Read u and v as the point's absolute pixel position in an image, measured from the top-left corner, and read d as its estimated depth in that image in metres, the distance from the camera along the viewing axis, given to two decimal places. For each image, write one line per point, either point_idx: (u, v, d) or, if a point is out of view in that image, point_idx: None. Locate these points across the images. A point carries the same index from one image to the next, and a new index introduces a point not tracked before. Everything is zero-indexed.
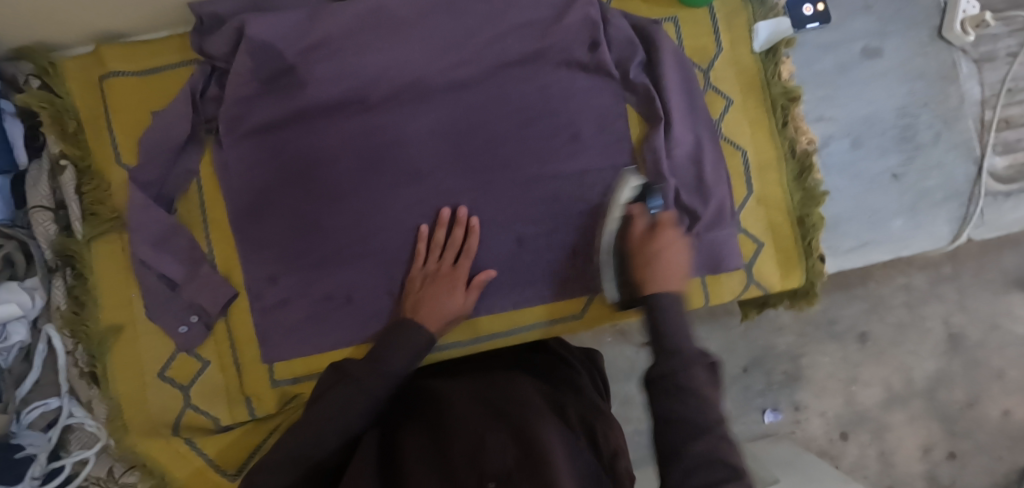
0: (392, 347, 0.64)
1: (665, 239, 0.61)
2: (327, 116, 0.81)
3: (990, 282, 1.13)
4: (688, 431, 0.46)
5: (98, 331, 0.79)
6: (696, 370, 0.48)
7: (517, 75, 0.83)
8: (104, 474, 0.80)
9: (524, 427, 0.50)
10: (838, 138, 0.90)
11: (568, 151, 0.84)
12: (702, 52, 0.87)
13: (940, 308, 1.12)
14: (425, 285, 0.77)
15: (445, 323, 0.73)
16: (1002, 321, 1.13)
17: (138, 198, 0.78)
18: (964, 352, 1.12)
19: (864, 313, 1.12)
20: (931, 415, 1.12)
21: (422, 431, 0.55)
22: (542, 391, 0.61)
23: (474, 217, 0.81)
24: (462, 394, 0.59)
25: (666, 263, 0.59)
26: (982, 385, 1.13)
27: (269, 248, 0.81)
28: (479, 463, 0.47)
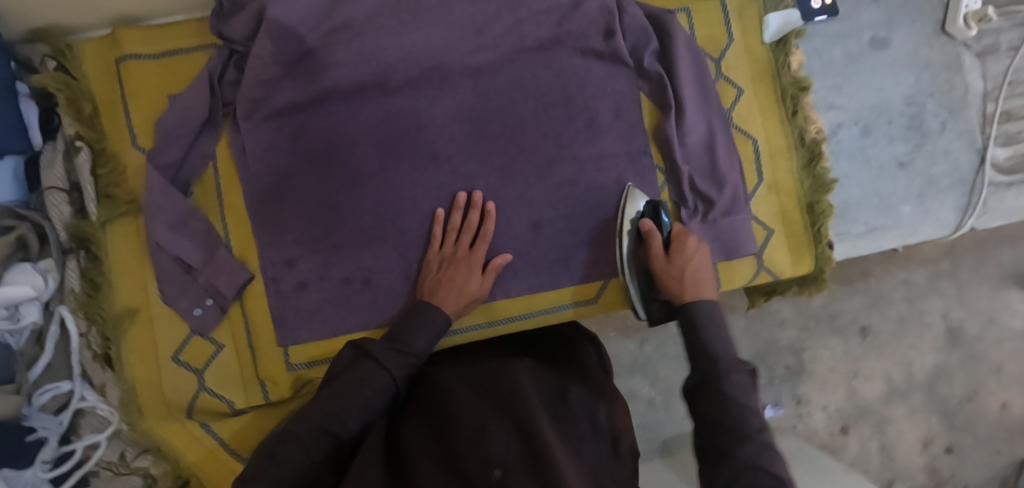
0: (419, 326, 0.68)
1: (692, 244, 0.75)
2: (346, 100, 0.82)
3: (988, 278, 1.15)
4: (731, 434, 0.56)
5: (113, 312, 0.79)
6: (738, 377, 0.59)
7: (534, 60, 0.85)
8: (115, 458, 0.79)
9: (526, 416, 0.53)
10: (848, 126, 0.91)
11: (583, 138, 0.85)
12: (714, 42, 0.88)
13: (939, 303, 1.14)
14: (441, 269, 0.78)
15: (462, 305, 0.75)
16: (1000, 315, 1.15)
17: (156, 180, 0.78)
18: (963, 346, 1.14)
19: (865, 307, 1.14)
20: (931, 409, 1.13)
21: (427, 420, 0.58)
22: (544, 375, 0.65)
23: (490, 201, 0.82)
24: (463, 383, 0.63)
25: (701, 263, 0.73)
26: (981, 379, 1.14)
27: (291, 229, 0.82)
28: (483, 448, 0.50)
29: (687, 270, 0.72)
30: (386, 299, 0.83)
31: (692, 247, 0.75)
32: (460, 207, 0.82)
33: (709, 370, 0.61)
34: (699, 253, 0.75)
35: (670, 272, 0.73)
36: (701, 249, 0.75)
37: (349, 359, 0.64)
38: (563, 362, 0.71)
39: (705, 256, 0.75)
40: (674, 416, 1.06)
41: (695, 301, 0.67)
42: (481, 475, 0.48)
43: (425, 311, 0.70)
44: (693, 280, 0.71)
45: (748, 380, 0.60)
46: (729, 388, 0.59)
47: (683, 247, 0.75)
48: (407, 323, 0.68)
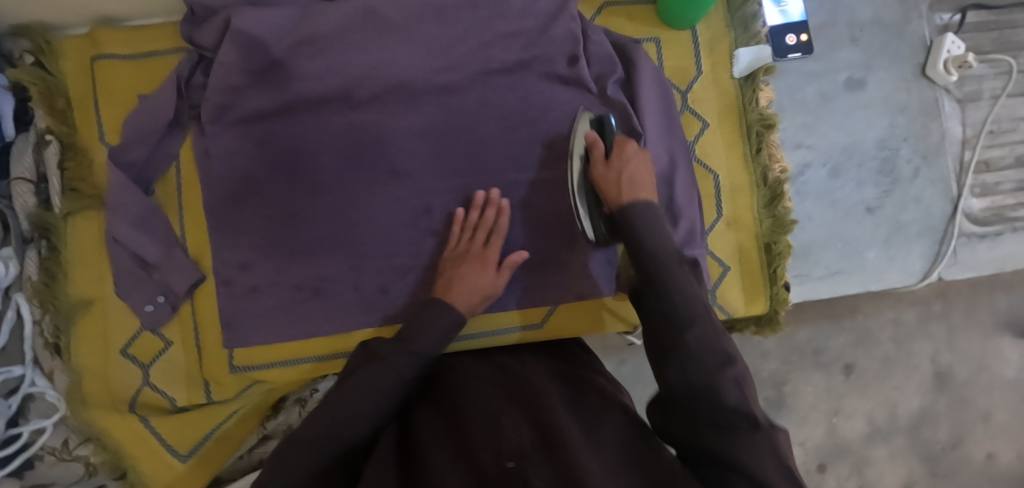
0: (430, 324, 0.67)
1: (631, 148, 0.73)
2: (312, 111, 0.82)
3: (980, 324, 1.12)
4: (679, 322, 0.55)
5: (68, 303, 0.80)
6: (676, 269, 0.59)
7: (500, 84, 0.83)
8: (58, 445, 0.81)
9: (543, 415, 0.51)
10: (815, 167, 0.90)
11: (547, 160, 0.85)
12: (683, 73, 0.88)
13: (928, 346, 1.11)
14: (455, 262, 0.79)
15: (477, 300, 0.75)
16: (990, 362, 1.12)
17: (118, 177, 0.79)
18: (951, 391, 1.11)
19: (851, 344, 1.10)
20: (913, 452, 1.10)
21: (443, 419, 0.57)
22: (568, 379, 0.63)
23: (505, 198, 0.82)
24: (477, 383, 0.62)
25: (639, 168, 0.72)
26: (967, 426, 1.11)
27: (247, 234, 0.81)
28: (496, 439, 0.49)
29: (625, 174, 0.70)
30: (334, 309, 0.83)
31: (631, 152, 0.73)
32: (476, 205, 0.81)
33: (649, 267, 0.60)
34: (639, 158, 0.73)
35: (607, 177, 0.71)
36: (642, 155, 0.73)
37: (358, 359, 0.65)
38: (585, 369, 0.69)
39: (645, 160, 0.73)
40: None
41: (631, 206, 0.66)
42: (495, 466, 0.45)
43: (433, 305, 0.71)
44: (629, 181, 0.70)
45: (686, 273, 0.60)
46: (671, 279, 0.58)
47: (622, 151, 0.73)
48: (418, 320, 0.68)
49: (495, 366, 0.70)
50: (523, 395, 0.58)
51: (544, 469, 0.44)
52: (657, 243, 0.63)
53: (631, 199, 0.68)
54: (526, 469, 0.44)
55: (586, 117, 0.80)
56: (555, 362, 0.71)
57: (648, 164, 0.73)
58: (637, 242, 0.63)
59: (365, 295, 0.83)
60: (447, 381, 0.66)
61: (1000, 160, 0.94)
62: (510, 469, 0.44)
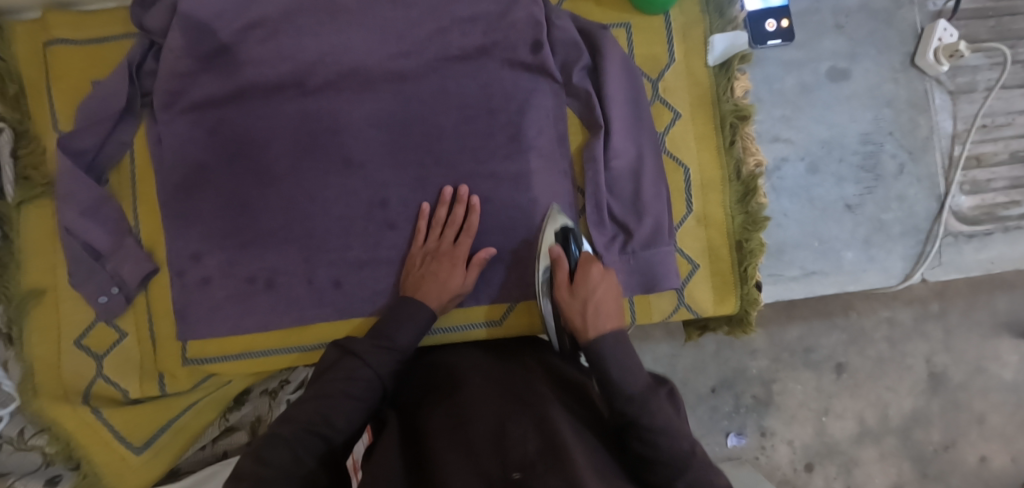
0: (403, 322, 0.69)
1: (596, 274, 0.70)
2: (266, 98, 0.81)
3: (979, 325, 1.07)
4: (667, 467, 0.52)
5: (20, 292, 0.80)
6: (658, 407, 0.56)
7: (459, 71, 0.81)
8: (14, 434, 0.78)
9: (545, 418, 0.52)
10: (792, 161, 0.86)
11: (507, 151, 0.82)
12: (654, 62, 0.83)
13: (923, 347, 1.07)
14: (424, 263, 0.78)
15: (444, 301, 0.75)
16: (987, 365, 1.07)
17: (66, 165, 0.77)
18: (945, 393, 1.06)
19: (843, 343, 1.07)
20: (904, 454, 1.06)
21: (445, 414, 0.57)
22: (566, 380, 0.64)
23: (474, 195, 0.80)
24: (479, 378, 0.62)
25: (604, 295, 0.68)
26: (960, 429, 1.07)
27: (198, 224, 0.81)
28: (503, 448, 0.48)
29: (587, 302, 0.67)
30: (286, 303, 0.81)
31: (595, 276, 0.70)
32: (445, 202, 0.80)
33: (629, 412, 0.56)
34: (604, 282, 0.70)
35: (569, 309, 0.68)
36: (605, 281, 0.70)
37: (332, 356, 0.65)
38: (578, 370, 0.70)
39: (609, 285, 0.69)
40: None
41: (598, 343, 0.62)
42: (500, 475, 0.46)
43: (416, 307, 0.71)
44: (594, 311, 0.66)
45: (664, 403, 0.57)
46: (653, 416, 0.55)
47: (586, 276, 0.69)
48: (392, 320, 0.69)
49: (490, 359, 0.70)
50: (520, 393, 0.58)
51: (547, 474, 0.44)
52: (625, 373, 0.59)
53: (594, 332, 0.64)
54: (531, 477, 0.44)
55: (553, 228, 0.78)
56: (549, 356, 0.71)
57: (613, 289, 0.69)
58: (607, 381, 0.59)
59: (320, 289, 0.82)
60: (441, 378, 0.66)
61: (994, 156, 0.89)
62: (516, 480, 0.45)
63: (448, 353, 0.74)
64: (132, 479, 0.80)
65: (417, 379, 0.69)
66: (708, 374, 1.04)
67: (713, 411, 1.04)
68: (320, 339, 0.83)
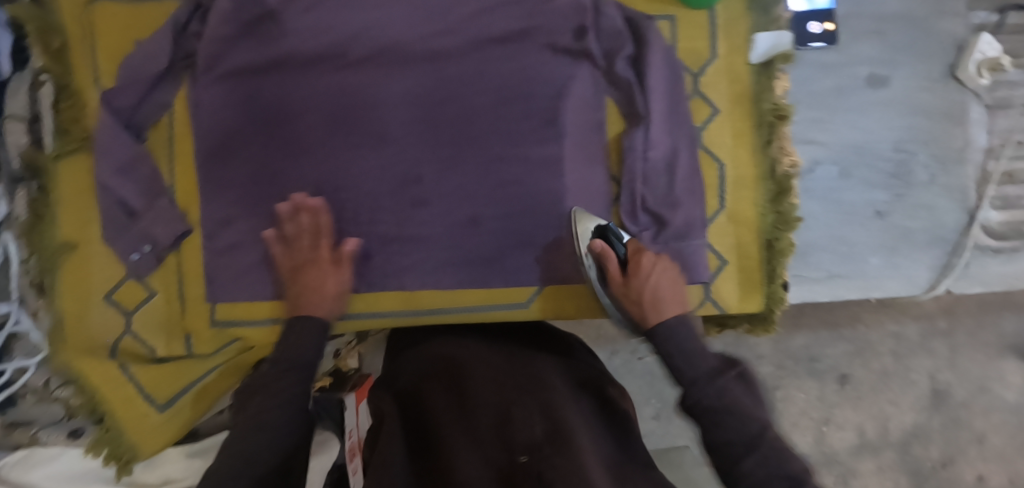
0: (298, 341, 0.70)
1: (647, 261, 0.73)
2: (304, 67, 0.81)
3: (985, 345, 1.07)
4: (735, 450, 0.58)
5: (53, 243, 0.80)
6: (732, 393, 0.60)
7: (498, 53, 0.81)
8: (41, 385, 0.82)
9: (549, 404, 0.58)
10: (825, 165, 0.86)
11: (542, 136, 0.81)
12: (695, 55, 0.84)
13: (927, 362, 1.07)
14: (298, 272, 0.77)
15: (329, 303, 0.75)
16: (992, 384, 1.07)
17: (107, 121, 0.79)
18: (947, 410, 1.06)
19: (848, 354, 1.07)
20: (902, 469, 1.06)
21: (448, 394, 0.62)
22: (559, 366, 0.69)
23: (315, 199, 0.79)
24: (480, 363, 0.66)
25: (664, 282, 0.71)
26: (960, 446, 1.07)
27: (232, 189, 0.82)
28: (512, 433, 0.54)
29: (647, 296, 0.70)
30: None
31: (647, 264, 0.72)
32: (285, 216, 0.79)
33: (693, 399, 0.61)
34: (656, 266, 0.73)
35: (631, 305, 0.71)
36: (662, 267, 0.73)
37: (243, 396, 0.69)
38: (573, 356, 0.75)
39: (667, 274, 0.72)
40: None
41: (659, 329, 0.67)
42: (511, 461, 0.51)
43: (301, 322, 0.72)
44: (655, 300, 0.69)
45: (738, 385, 0.61)
46: (721, 403, 0.59)
47: (639, 269, 0.72)
48: (286, 343, 0.70)
49: (483, 342, 0.75)
50: (521, 377, 0.63)
51: (556, 460, 0.50)
52: (689, 360, 0.64)
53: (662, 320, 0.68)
54: (541, 464, 0.50)
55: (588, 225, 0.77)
56: (541, 342, 0.77)
57: (668, 272, 0.73)
58: (678, 373, 0.64)
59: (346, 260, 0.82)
60: (438, 357, 0.70)
61: None
62: (524, 465, 0.50)
63: (445, 333, 0.78)
64: (151, 438, 0.81)
65: (415, 355, 0.75)
66: None
67: None
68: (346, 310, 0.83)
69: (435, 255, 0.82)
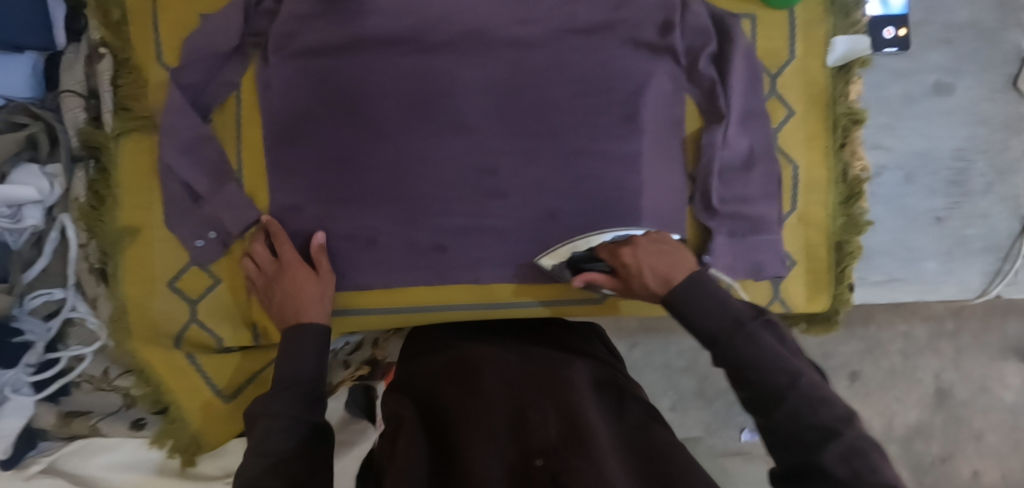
0: (291, 344, 0.66)
1: (627, 251, 0.67)
2: (382, 51, 0.77)
3: (989, 347, 1.11)
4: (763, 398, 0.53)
5: (112, 229, 0.76)
6: (756, 347, 0.55)
7: (580, 44, 0.79)
8: (99, 374, 0.79)
9: (567, 406, 0.57)
10: (891, 170, 0.87)
11: (621, 132, 0.80)
12: (774, 56, 0.83)
13: (934, 362, 1.11)
14: (275, 283, 0.73)
15: (319, 305, 0.71)
16: (992, 385, 1.11)
17: (176, 100, 0.75)
18: (949, 408, 1.10)
19: (859, 352, 1.12)
20: (904, 463, 1.11)
21: (462, 395, 0.61)
22: (579, 366, 0.68)
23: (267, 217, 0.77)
24: (493, 363, 0.66)
25: (654, 259, 0.65)
26: (959, 443, 1.11)
27: (302, 175, 0.78)
28: (526, 435, 0.53)
29: (657, 282, 0.64)
30: (386, 262, 0.80)
31: (627, 255, 0.67)
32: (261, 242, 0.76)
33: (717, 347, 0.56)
34: (639, 247, 0.68)
35: (645, 295, 0.66)
36: (643, 247, 0.67)
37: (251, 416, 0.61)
38: (592, 353, 0.73)
39: (651, 251, 0.66)
40: None
41: (673, 300, 0.61)
42: (524, 461, 0.51)
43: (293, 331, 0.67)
44: (658, 279, 0.64)
45: (766, 333, 0.56)
46: (748, 348, 0.55)
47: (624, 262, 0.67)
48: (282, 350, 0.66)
49: (499, 344, 0.73)
50: (535, 378, 0.63)
51: (572, 463, 0.49)
52: (706, 316, 0.59)
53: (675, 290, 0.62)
54: (555, 467, 0.49)
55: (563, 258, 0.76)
56: (557, 340, 0.75)
57: (651, 245, 0.67)
58: (696, 328, 0.59)
59: (420, 250, 0.80)
60: (451, 359, 0.69)
61: None
62: (539, 467, 0.50)
63: (462, 336, 0.77)
64: (218, 430, 0.78)
65: (429, 356, 0.73)
66: None
67: (729, 407, 1.16)
68: (421, 301, 0.81)
69: (509, 249, 0.81)
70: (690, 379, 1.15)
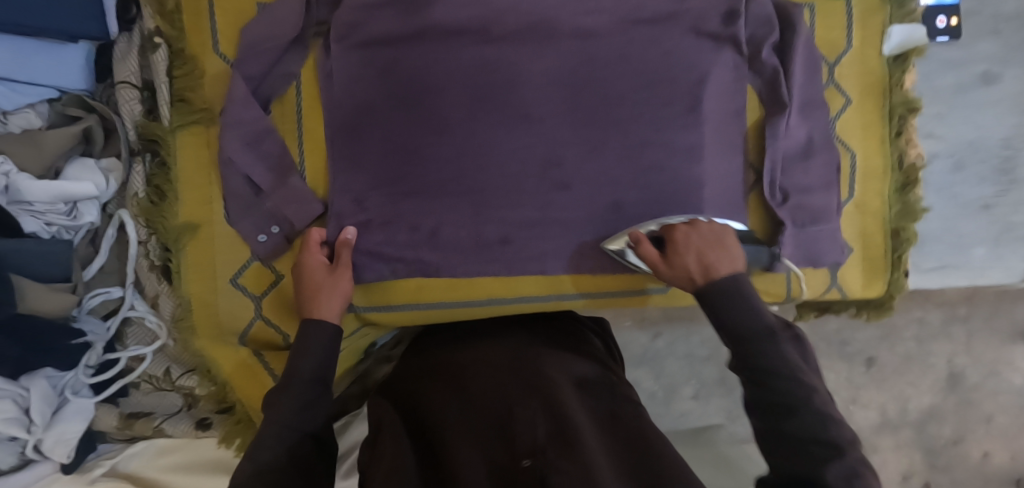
0: (307, 341, 0.66)
1: (681, 232, 0.70)
2: (444, 40, 0.75)
3: (997, 331, 1.10)
4: (783, 406, 0.56)
5: (174, 225, 0.74)
6: (771, 360, 0.58)
7: (644, 34, 0.78)
8: (160, 373, 0.78)
9: (554, 401, 0.57)
10: (942, 158, 0.90)
11: (683, 122, 0.78)
12: (832, 46, 0.84)
13: (947, 347, 1.11)
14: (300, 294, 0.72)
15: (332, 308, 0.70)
16: (1002, 369, 1.10)
17: (240, 91, 0.73)
18: (961, 392, 1.11)
19: (876, 338, 1.13)
20: (916, 446, 1.12)
21: (449, 401, 0.61)
22: (570, 362, 0.67)
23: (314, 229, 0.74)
24: (479, 367, 0.66)
25: (708, 248, 0.68)
26: (969, 427, 1.11)
27: (367, 168, 0.76)
28: (513, 436, 0.53)
29: (698, 270, 0.67)
30: (452, 256, 0.78)
31: (680, 234, 0.69)
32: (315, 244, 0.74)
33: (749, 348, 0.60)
34: (694, 231, 0.70)
35: (681, 280, 0.68)
36: (698, 230, 0.69)
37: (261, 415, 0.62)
38: (585, 350, 0.73)
39: (707, 237, 0.69)
40: (672, 412, 1.16)
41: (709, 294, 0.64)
42: (512, 462, 0.51)
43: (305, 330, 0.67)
44: (702, 268, 0.67)
45: (792, 346, 0.60)
46: (774, 356, 0.59)
47: (672, 239, 0.70)
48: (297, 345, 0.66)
49: (487, 346, 0.73)
50: (522, 375, 0.62)
51: (559, 461, 0.49)
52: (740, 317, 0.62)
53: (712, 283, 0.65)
54: (542, 466, 0.50)
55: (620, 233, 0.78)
56: (549, 336, 0.74)
57: (705, 232, 0.69)
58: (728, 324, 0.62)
59: (485, 244, 0.78)
60: (439, 368, 0.69)
61: None
62: (526, 467, 0.50)
63: (452, 345, 0.77)
64: None
65: (419, 367, 0.73)
66: None
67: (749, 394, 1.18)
68: (486, 295, 0.80)
69: (574, 241, 0.79)
70: (712, 367, 1.16)
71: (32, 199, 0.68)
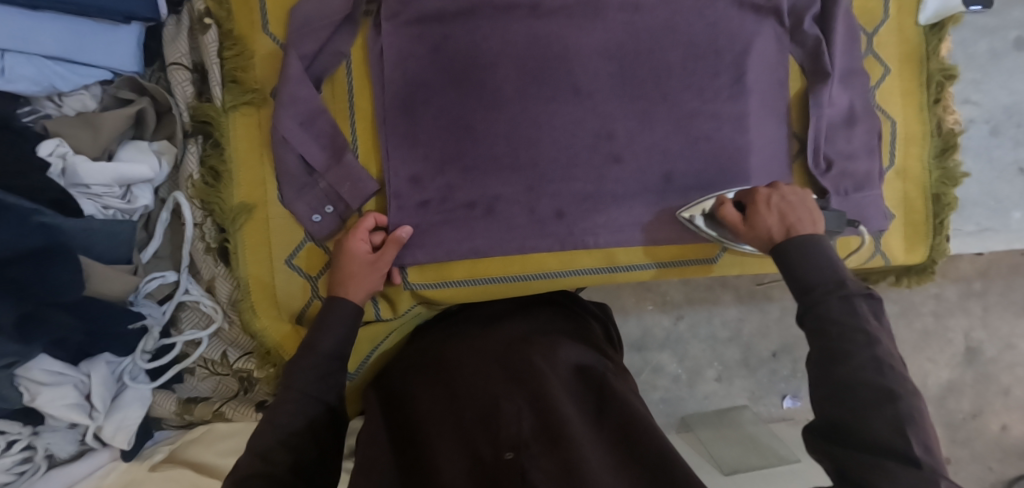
0: (331, 319, 0.66)
1: (763, 192, 0.66)
2: (494, 16, 0.75)
3: (1014, 304, 1.10)
4: (832, 353, 0.51)
5: (231, 207, 0.75)
6: (858, 306, 0.53)
7: (689, 6, 0.78)
8: (216, 357, 0.79)
9: (540, 395, 0.55)
10: (978, 124, 0.92)
11: (729, 93, 0.79)
12: (870, 15, 0.85)
13: (963, 321, 1.11)
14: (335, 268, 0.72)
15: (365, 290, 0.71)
16: (1018, 342, 1.10)
17: (295, 69, 0.73)
18: (978, 365, 1.11)
19: (893, 315, 1.12)
20: (937, 421, 1.12)
21: (436, 392, 0.60)
22: (565, 346, 0.66)
23: (370, 215, 0.74)
24: (470, 354, 0.65)
25: (792, 210, 0.63)
26: (987, 399, 1.11)
27: (425, 144, 0.76)
28: (496, 429, 0.53)
29: (779, 232, 0.62)
30: (506, 230, 0.78)
31: (762, 194, 0.66)
32: (364, 230, 0.74)
33: (810, 297, 0.55)
34: (780, 190, 0.66)
35: (761, 242, 0.64)
36: (783, 191, 0.66)
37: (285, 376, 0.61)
38: (583, 336, 0.71)
39: (790, 200, 0.65)
40: (696, 395, 1.14)
41: (788, 249, 0.59)
42: (495, 456, 0.51)
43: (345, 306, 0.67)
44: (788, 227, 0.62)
45: (864, 304, 0.53)
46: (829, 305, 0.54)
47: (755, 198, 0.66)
48: (320, 318, 0.66)
49: (483, 332, 0.71)
50: (511, 363, 0.61)
51: (541, 462, 0.50)
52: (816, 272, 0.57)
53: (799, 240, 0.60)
54: (524, 463, 0.50)
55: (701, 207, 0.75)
56: (548, 321, 0.73)
57: (790, 193, 0.65)
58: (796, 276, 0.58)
59: (540, 218, 0.78)
60: (432, 356, 0.68)
61: None
62: (508, 461, 0.50)
63: (447, 334, 0.75)
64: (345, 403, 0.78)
65: (412, 358, 0.72)
66: (771, 338, 1.15)
67: (772, 374, 1.15)
68: (540, 268, 0.79)
69: (625, 213, 0.79)
70: (733, 349, 1.15)
71: (89, 181, 0.67)
